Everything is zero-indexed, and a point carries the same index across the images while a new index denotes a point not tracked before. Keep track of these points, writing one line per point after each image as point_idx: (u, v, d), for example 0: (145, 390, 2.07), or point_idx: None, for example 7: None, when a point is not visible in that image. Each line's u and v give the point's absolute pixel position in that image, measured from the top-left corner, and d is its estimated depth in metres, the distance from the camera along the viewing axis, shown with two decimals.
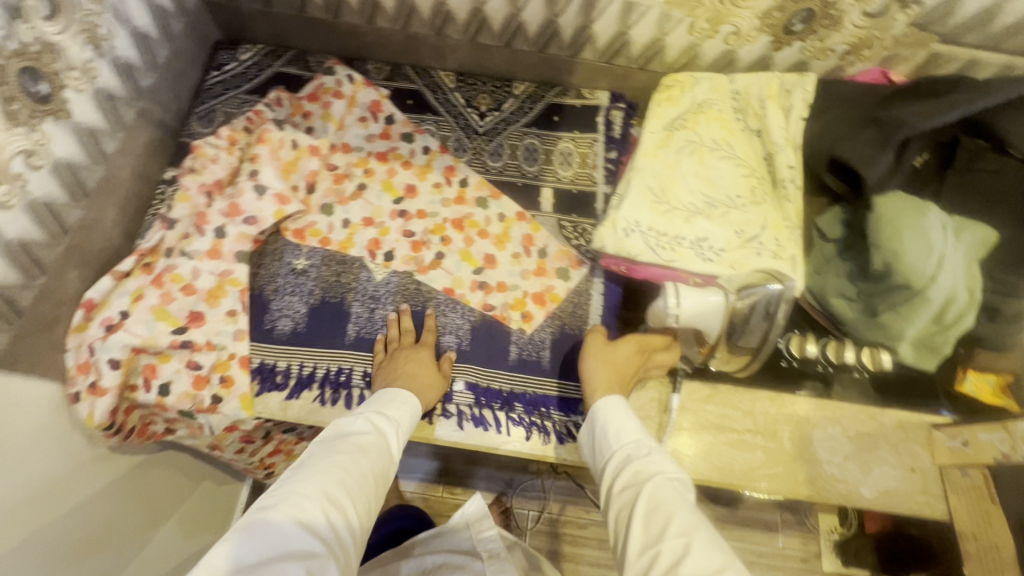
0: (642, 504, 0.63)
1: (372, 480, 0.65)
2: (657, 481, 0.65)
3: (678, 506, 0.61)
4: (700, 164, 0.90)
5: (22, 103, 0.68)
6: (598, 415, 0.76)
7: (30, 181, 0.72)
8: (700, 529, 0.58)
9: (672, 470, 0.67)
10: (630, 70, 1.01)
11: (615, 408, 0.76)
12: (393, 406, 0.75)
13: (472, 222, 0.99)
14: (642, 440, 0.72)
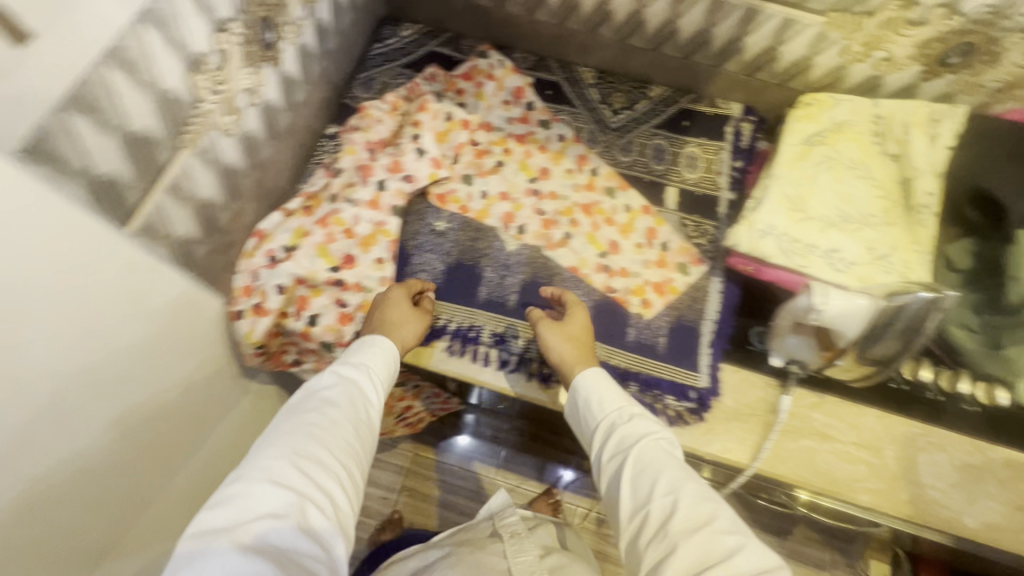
0: (631, 473, 0.64)
1: (352, 416, 0.67)
2: (643, 446, 0.66)
3: (668, 467, 0.63)
4: (837, 180, 0.93)
5: (255, 48, 0.78)
6: (581, 385, 0.76)
7: (246, 117, 0.81)
8: (691, 489, 0.60)
9: (658, 432, 0.68)
10: (769, 86, 1.06)
11: (597, 376, 0.76)
12: (367, 352, 0.75)
13: (599, 209, 1.05)
14: (629, 406, 0.72)
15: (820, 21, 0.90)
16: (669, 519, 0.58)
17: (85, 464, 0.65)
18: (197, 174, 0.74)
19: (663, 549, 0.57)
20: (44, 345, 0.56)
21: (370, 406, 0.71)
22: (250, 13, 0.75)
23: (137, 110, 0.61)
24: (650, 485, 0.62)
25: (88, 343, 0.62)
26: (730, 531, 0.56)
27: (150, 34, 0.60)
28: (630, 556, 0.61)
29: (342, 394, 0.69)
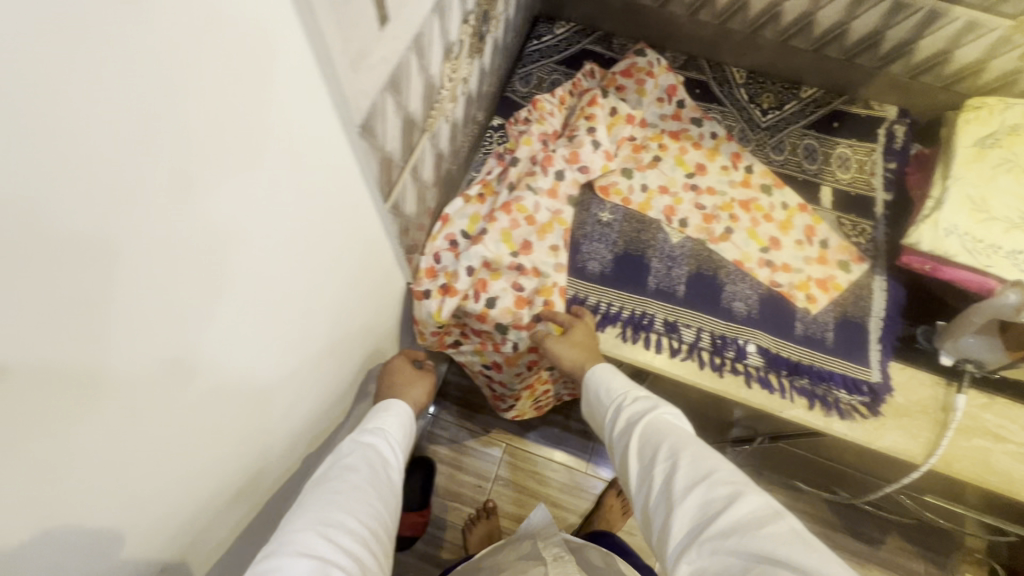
0: (643, 442, 0.65)
1: (380, 481, 0.67)
2: (635, 416, 0.68)
3: (668, 432, 0.64)
4: (1017, 183, 0.93)
5: (476, 39, 0.83)
6: (591, 377, 0.77)
7: (458, 106, 0.86)
8: (675, 444, 0.61)
9: (654, 405, 0.69)
10: (931, 88, 1.07)
11: (612, 367, 0.77)
12: (395, 419, 0.77)
13: (757, 206, 1.07)
14: (630, 387, 0.73)
15: (1008, 24, 0.92)
16: (673, 477, 0.59)
17: (306, 420, 0.72)
18: (426, 157, 0.79)
19: (669, 510, 0.57)
20: (311, 296, 0.61)
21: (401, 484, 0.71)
22: (481, 5, 0.80)
23: (415, 94, 0.66)
24: (655, 449, 0.63)
25: (334, 293, 0.67)
26: (711, 481, 0.56)
27: (436, 22, 0.64)
28: (648, 526, 0.60)
29: (384, 468, 0.69)
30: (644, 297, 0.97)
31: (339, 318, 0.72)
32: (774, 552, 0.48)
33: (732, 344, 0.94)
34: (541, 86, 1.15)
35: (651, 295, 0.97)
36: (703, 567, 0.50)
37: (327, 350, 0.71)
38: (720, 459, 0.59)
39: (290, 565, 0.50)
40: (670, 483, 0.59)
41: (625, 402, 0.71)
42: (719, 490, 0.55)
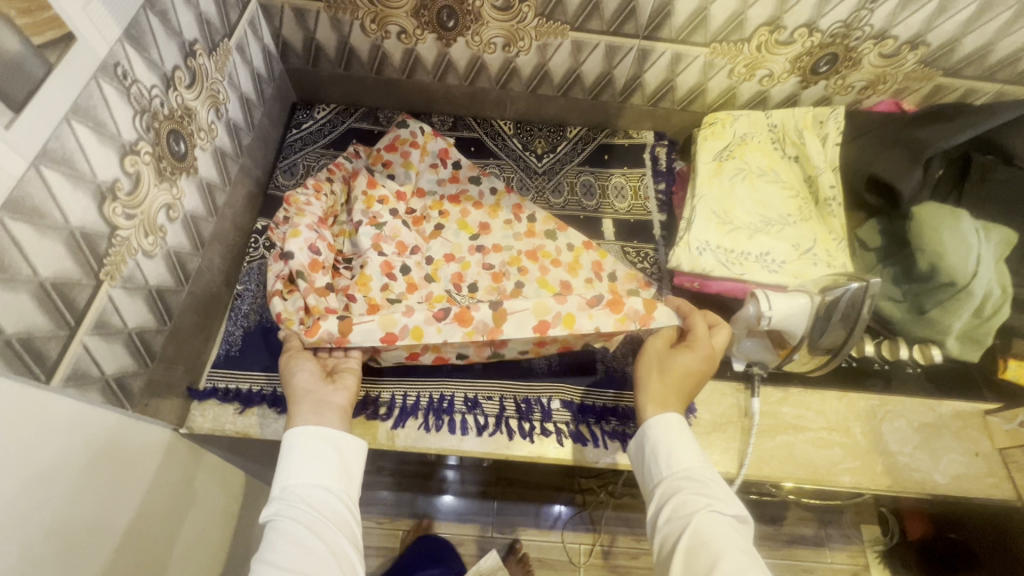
0: (689, 529, 0.67)
1: (309, 533, 0.65)
2: (692, 506, 0.70)
3: (717, 528, 0.66)
4: (753, 189, 1.00)
5: (166, 160, 0.75)
6: (653, 433, 0.79)
7: (168, 233, 0.77)
8: (727, 554, 0.64)
9: (716, 501, 0.70)
10: (673, 112, 1.14)
11: (683, 431, 0.78)
12: (300, 466, 0.70)
13: (545, 253, 1.06)
14: (687, 468, 0.75)
15: (705, 51, 0.99)
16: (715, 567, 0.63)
17: None
18: (122, 304, 0.69)
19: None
20: None
21: (345, 514, 0.70)
22: (157, 129, 0.72)
23: (46, 258, 0.57)
24: (704, 545, 0.65)
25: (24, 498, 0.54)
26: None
27: (52, 174, 0.56)
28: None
29: (307, 514, 0.67)
30: (441, 378, 0.93)
31: (34, 466, 0.55)
32: None
33: (537, 406, 0.92)
34: (306, 175, 1.08)
35: (447, 375, 0.94)
36: None
37: (29, 545, 0.55)
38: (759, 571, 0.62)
39: None
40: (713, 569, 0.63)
41: (674, 478, 0.74)
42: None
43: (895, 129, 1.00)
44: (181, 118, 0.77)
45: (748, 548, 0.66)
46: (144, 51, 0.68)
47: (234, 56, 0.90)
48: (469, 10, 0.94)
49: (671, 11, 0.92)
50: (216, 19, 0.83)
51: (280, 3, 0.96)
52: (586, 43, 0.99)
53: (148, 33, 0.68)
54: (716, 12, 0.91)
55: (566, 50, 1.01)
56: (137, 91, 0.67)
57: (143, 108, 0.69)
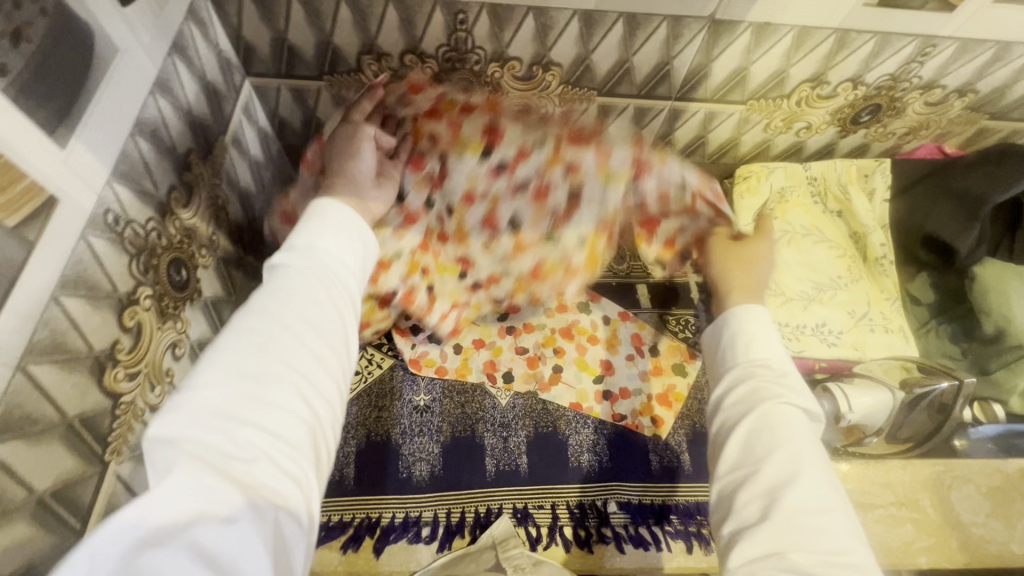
0: (761, 403, 0.52)
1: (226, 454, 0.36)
2: (756, 377, 0.54)
3: (795, 442, 0.48)
4: (800, 252, 0.94)
5: (168, 296, 0.65)
6: (734, 319, 0.60)
7: (176, 375, 0.68)
8: (795, 443, 0.48)
9: (790, 390, 0.53)
10: (702, 165, 1.07)
11: (762, 326, 0.58)
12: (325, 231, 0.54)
13: (580, 329, 0.99)
14: (771, 358, 0.56)
15: (740, 108, 0.92)
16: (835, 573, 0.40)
17: None
18: (132, 477, 0.60)
19: (764, 503, 0.46)
20: None
21: (323, 368, 0.44)
22: (157, 265, 0.63)
23: (41, 467, 0.48)
24: (771, 432, 0.49)
25: None
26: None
27: (40, 370, 0.47)
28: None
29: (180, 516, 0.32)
30: (486, 488, 0.85)
31: None
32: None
33: (592, 510, 0.85)
34: None
35: (491, 484, 0.86)
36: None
37: None
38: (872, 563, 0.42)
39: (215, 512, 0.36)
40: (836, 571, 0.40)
41: (755, 387, 0.53)
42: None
43: (951, 175, 0.91)
44: (180, 242, 0.68)
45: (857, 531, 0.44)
46: (136, 184, 0.58)
47: (231, 150, 0.81)
48: (487, 82, 0.85)
49: (708, 72, 0.84)
50: (210, 118, 0.74)
51: (277, 84, 0.86)
52: (614, 107, 0.91)
53: (140, 162, 0.59)
54: (756, 72, 0.84)
55: (592, 114, 0.93)
56: (132, 232, 0.58)
57: (139, 248, 0.59)
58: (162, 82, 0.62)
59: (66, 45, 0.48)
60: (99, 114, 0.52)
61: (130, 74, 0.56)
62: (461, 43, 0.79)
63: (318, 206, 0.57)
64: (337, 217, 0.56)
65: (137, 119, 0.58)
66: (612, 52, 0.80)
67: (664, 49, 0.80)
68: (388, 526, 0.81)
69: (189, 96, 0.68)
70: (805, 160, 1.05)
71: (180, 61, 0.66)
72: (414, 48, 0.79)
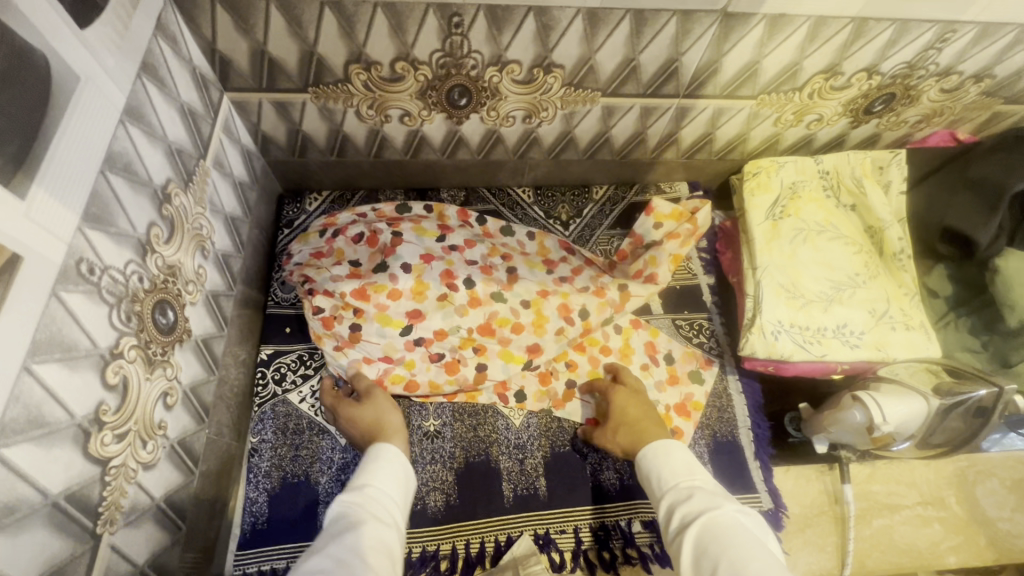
0: (690, 525, 0.54)
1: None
2: (679, 505, 0.57)
3: (727, 546, 0.49)
4: (816, 251, 0.91)
5: (155, 342, 0.60)
6: (648, 460, 0.66)
7: (168, 425, 0.63)
8: (726, 550, 0.49)
9: (709, 495, 0.57)
10: (709, 162, 1.03)
11: (672, 451, 0.65)
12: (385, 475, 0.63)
13: (592, 341, 0.93)
14: (691, 482, 0.60)
15: (751, 103, 0.88)
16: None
17: None
18: (128, 545, 0.55)
19: None
20: None
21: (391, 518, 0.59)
22: (140, 311, 0.57)
23: (24, 558, 0.42)
24: (708, 549, 0.51)
25: None
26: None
27: (16, 450, 0.41)
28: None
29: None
30: (504, 516, 0.81)
31: None
32: None
33: (616, 531, 0.82)
34: None
35: (510, 511, 0.82)
36: None
37: None
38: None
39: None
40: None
41: (682, 507, 0.57)
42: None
43: (975, 161, 0.87)
44: (165, 282, 0.62)
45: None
46: (110, 225, 0.53)
47: (212, 174, 0.75)
48: (485, 87, 0.80)
49: (718, 68, 0.80)
50: (187, 142, 0.68)
51: (258, 99, 0.80)
52: (618, 108, 0.87)
53: (113, 200, 0.53)
54: (769, 65, 0.80)
55: (595, 116, 0.88)
56: (110, 279, 0.52)
57: (119, 296, 0.54)
58: (132, 109, 0.57)
59: (18, 76, 0.42)
60: (64, 151, 0.46)
61: (95, 104, 0.51)
62: (456, 48, 0.73)
63: (377, 452, 0.67)
64: (392, 469, 0.65)
65: (106, 153, 0.52)
66: (618, 50, 0.75)
67: (673, 45, 0.75)
68: (404, 563, 0.78)
69: (163, 121, 0.63)
70: (815, 152, 1.01)
71: (150, 83, 0.60)
72: (406, 55, 0.74)
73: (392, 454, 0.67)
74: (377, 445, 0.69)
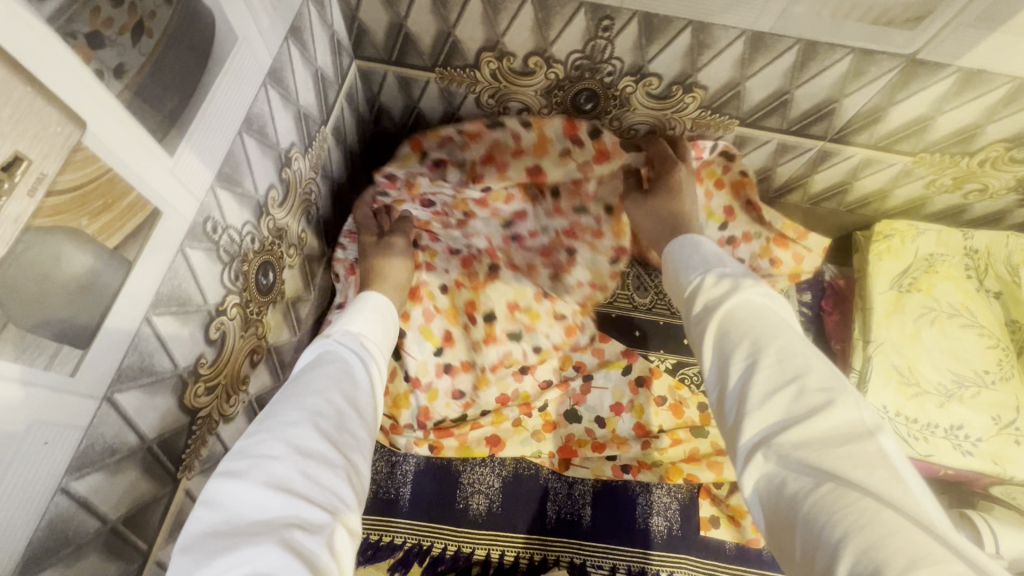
0: (722, 307, 0.49)
1: (306, 445, 0.42)
2: (709, 288, 0.52)
3: (758, 328, 0.46)
4: (943, 336, 0.81)
5: (254, 301, 0.61)
6: (679, 250, 0.61)
7: (250, 382, 0.65)
8: (757, 334, 0.45)
9: (744, 279, 0.51)
10: (835, 212, 0.93)
11: (703, 244, 0.60)
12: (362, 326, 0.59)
13: (637, 411, 0.85)
14: (722, 267, 0.54)
15: (907, 160, 0.78)
16: (807, 462, 0.37)
17: None
18: (200, 490, 0.58)
19: (757, 402, 0.42)
20: None
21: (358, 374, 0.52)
22: (246, 271, 0.58)
23: (116, 496, 0.45)
24: (735, 330, 0.47)
25: None
26: (877, 503, 0.34)
27: (127, 396, 0.43)
28: (778, 489, 0.38)
29: (241, 524, 0.36)
30: (543, 536, 0.79)
31: None
32: (849, 477, 0.35)
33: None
34: None
35: (550, 532, 0.79)
36: (782, 474, 0.38)
37: None
38: (843, 410, 0.39)
39: (285, 458, 0.40)
40: (806, 463, 0.37)
41: (711, 292, 0.52)
42: (894, 517, 0.33)
43: None
44: (272, 244, 0.63)
45: (836, 384, 0.40)
46: (238, 187, 0.53)
47: (329, 141, 0.76)
48: (616, 95, 0.75)
49: (883, 115, 0.71)
50: (314, 107, 0.69)
51: (384, 70, 0.80)
52: (752, 139, 0.79)
53: (244, 161, 0.54)
54: (944, 123, 0.70)
55: (724, 144, 0.81)
56: (229, 239, 0.53)
57: (232, 255, 0.55)
58: (274, 72, 0.57)
59: (187, 33, 0.42)
60: (211, 111, 0.47)
61: (244, 64, 0.50)
62: (598, 52, 0.69)
63: (363, 299, 0.63)
64: (372, 321, 0.61)
65: (245, 115, 0.53)
66: (773, 80, 0.68)
67: (837, 85, 0.67)
68: (437, 558, 0.77)
69: (299, 83, 0.63)
70: (962, 224, 0.90)
71: (294, 47, 0.60)
72: (543, 50, 0.70)
73: (379, 304, 0.63)
74: (363, 295, 0.64)
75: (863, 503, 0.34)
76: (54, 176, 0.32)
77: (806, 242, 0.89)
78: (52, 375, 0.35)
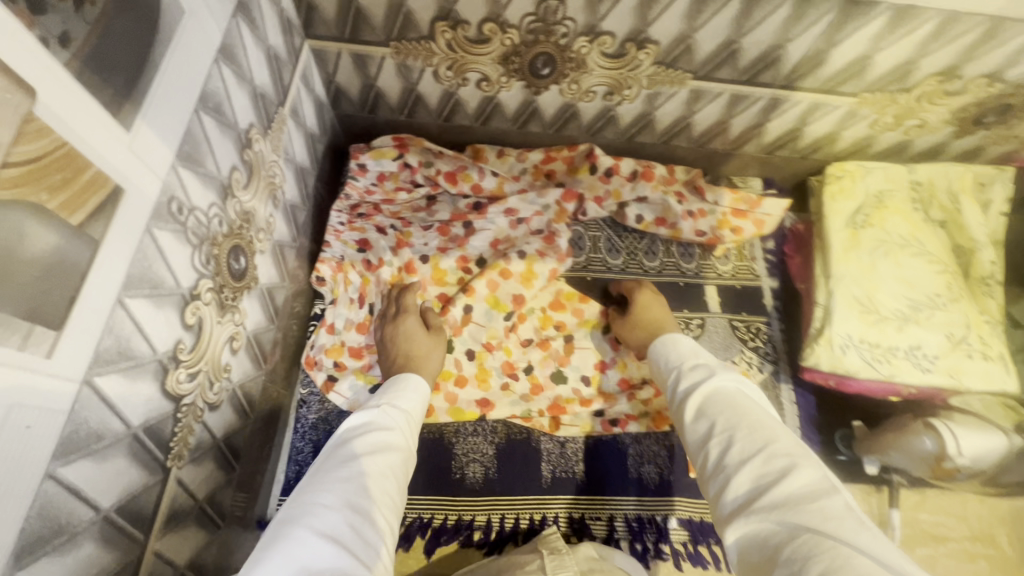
0: (699, 390, 0.56)
1: (358, 505, 0.46)
2: (687, 376, 0.60)
3: (728, 410, 0.51)
4: (897, 267, 0.85)
5: (228, 286, 0.60)
6: (658, 348, 0.68)
7: (232, 369, 0.64)
8: (728, 415, 0.51)
9: (719, 371, 0.57)
10: (789, 160, 0.97)
11: (680, 339, 0.67)
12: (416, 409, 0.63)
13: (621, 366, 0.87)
14: (697, 359, 0.62)
15: (850, 101, 0.82)
16: (783, 518, 0.40)
17: None
18: (192, 479, 0.57)
19: (731, 476, 0.46)
20: None
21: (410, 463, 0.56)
22: (217, 254, 0.57)
23: (108, 484, 0.44)
24: (710, 412, 0.53)
25: None
26: (850, 550, 0.36)
27: (108, 379, 0.42)
28: (756, 547, 0.40)
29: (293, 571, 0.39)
30: (541, 496, 0.81)
31: None
32: (822, 527, 0.38)
33: (651, 525, 0.80)
34: None
35: (548, 492, 0.81)
36: (756, 535, 0.41)
37: None
38: (809, 474, 0.43)
39: (338, 516, 0.44)
40: (782, 521, 0.40)
41: (689, 380, 0.59)
42: (867, 562, 0.35)
43: None
44: (241, 228, 0.62)
45: (801, 453, 0.45)
46: (200, 166, 0.52)
47: (288, 123, 0.74)
48: (571, 57, 0.76)
49: (825, 58, 0.74)
50: (270, 88, 0.68)
51: (337, 49, 0.78)
52: (706, 93, 0.82)
53: (203, 140, 0.53)
54: (880, 62, 0.74)
55: (680, 100, 0.84)
56: (196, 221, 0.52)
57: (201, 238, 0.54)
58: (226, 48, 0.56)
59: (131, 3, 0.41)
60: (165, 86, 0.45)
61: (194, 38, 0.49)
62: (550, 13, 0.70)
63: (405, 379, 0.66)
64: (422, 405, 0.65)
65: (200, 92, 0.51)
66: (720, 31, 0.70)
67: (780, 32, 0.70)
68: (439, 528, 0.78)
69: (252, 62, 0.62)
70: (906, 160, 0.95)
71: (244, 24, 0.59)
72: (497, 16, 0.71)
73: (419, 384, 0.66)
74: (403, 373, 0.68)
75: (840, 550, 0.36)
76: (8, 144, 0.31)
77: (761, 209, 0.94)
78: (29, 355, 0.34)
